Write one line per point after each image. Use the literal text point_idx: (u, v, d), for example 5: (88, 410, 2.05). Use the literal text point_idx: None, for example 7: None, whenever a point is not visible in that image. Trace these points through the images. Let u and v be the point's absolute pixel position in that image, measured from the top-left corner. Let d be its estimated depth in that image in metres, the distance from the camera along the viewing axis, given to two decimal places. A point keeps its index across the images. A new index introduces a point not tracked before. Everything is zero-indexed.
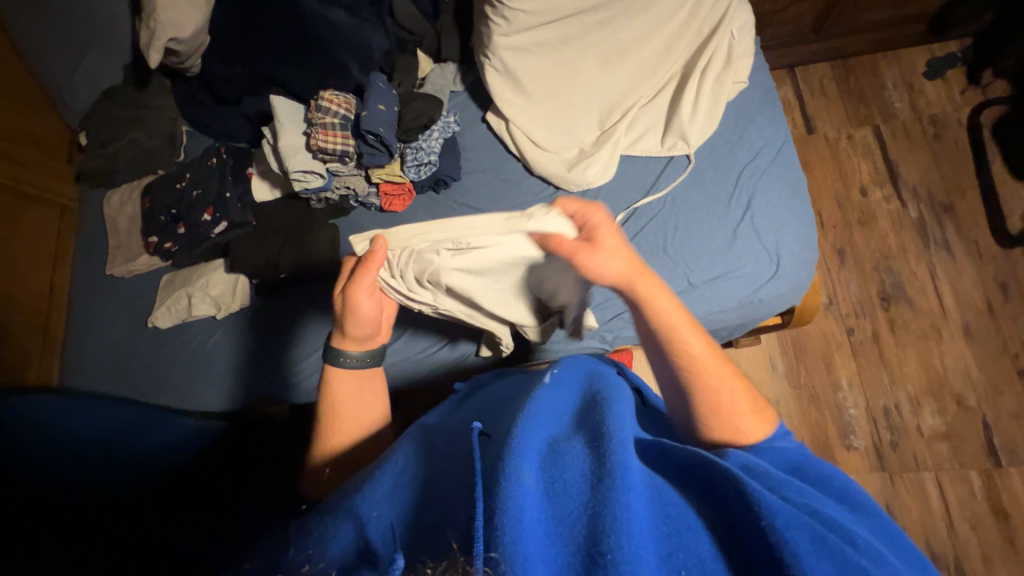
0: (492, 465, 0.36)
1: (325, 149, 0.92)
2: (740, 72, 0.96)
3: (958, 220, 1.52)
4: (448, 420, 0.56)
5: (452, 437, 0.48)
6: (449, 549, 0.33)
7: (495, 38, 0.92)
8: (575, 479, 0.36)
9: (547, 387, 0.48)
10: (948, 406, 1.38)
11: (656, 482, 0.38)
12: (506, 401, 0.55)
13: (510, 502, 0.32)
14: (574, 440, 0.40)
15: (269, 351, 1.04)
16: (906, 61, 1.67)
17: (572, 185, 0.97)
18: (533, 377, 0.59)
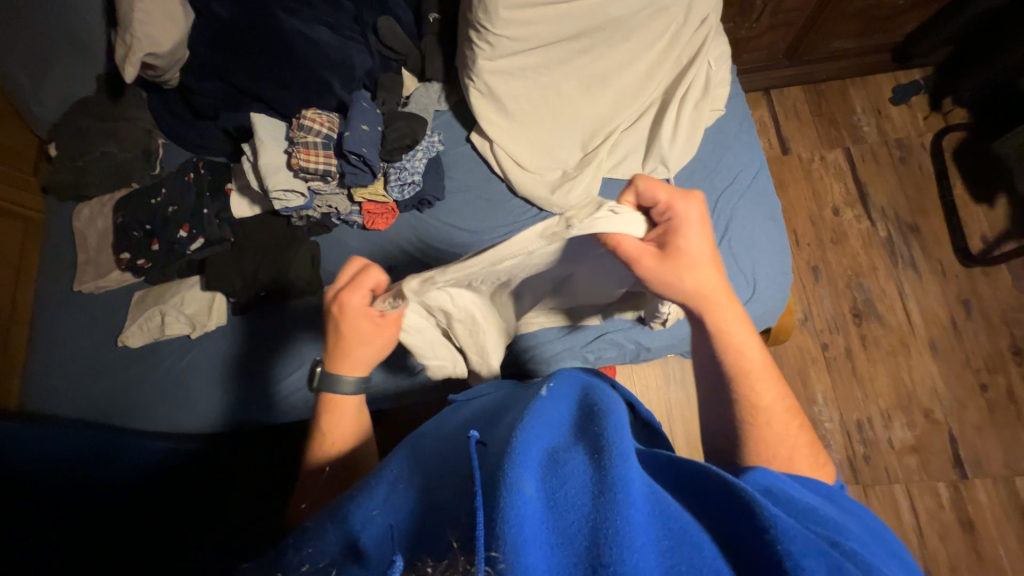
0: (489, 476, 0.34)
1: (306, 168, 0.91)
2: (718, 101, 0.99)
3: (923, 240, 1.59)
4: (438, 433, 0.54)
5: (444, 451, 0.46)
6: (449, 550, 0.32)
7: (480, 61, 0.93)
8: (578, 488, 0.34)
9: (544, 397, 0.46)
10: (917, 419, 1.43)
11: (668, 501, 0.35)
12: (501, 413, 0.53)
13: (510, 513, 0.30)
14: (575, 447, 0.38)
15: (246, 372, 1.00)
16: (872, 87, 1.75)
17: (555, 207, 0.98)
18: (528, 390, 0.56)
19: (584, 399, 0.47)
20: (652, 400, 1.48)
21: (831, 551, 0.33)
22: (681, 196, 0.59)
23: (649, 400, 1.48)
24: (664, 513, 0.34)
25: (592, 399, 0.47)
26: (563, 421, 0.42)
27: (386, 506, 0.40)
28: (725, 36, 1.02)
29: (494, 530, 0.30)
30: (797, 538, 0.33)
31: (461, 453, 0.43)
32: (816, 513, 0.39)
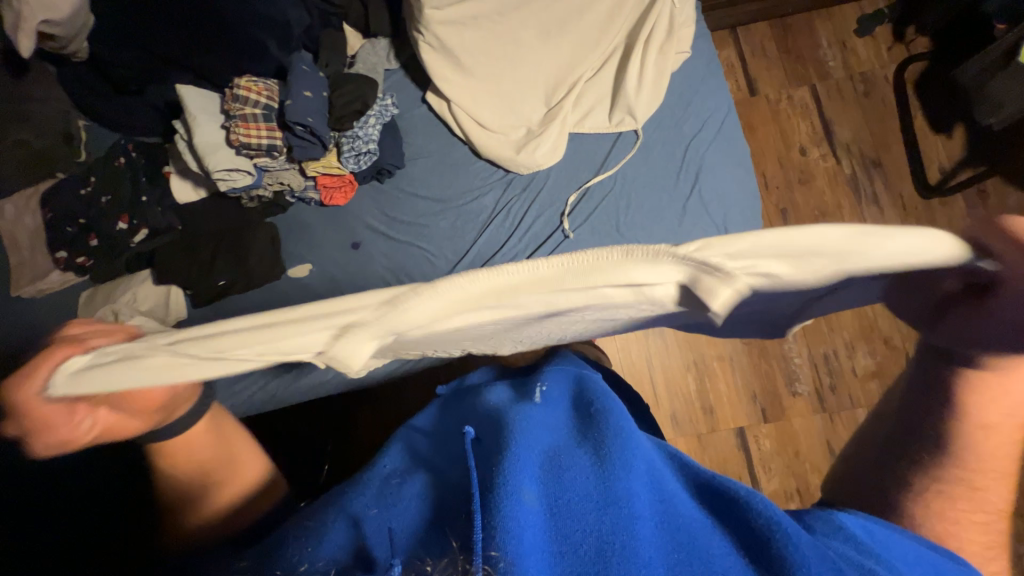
0: (485, 476, 0.34)
1: (248, 145, 0.84)
2: (683, 42, 0.94)
3: (886, 174, 1.62)
4: (432, 426, 0.53)
5: (438, 444, 0.46)
6: (449, 549, 0.32)
7: (427, 11, 0.85)
8: (578, 492, 0.34)
9: (541, 398, 0.47)
10: (878, 347, 1.52)
11: (681, 515, 0.35)
12: (486, 400, 0.52)
13: (511, 524, 0.30)
14: (577, 450, 0.38)
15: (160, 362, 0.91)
16: (838, 19, 1.71)
17: (522, 168, 0.94)
18: (519, 387, 0.56)
19: (579, 399, 0.47)
20: (632, 351, 1.52)
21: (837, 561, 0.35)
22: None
23: (629, 353, 1.52)
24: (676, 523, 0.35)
25: (587, 396, 0.48)
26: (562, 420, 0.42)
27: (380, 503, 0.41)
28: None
29: (489, 531, 0.30)
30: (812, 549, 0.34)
31: (455, 450, 0.42)
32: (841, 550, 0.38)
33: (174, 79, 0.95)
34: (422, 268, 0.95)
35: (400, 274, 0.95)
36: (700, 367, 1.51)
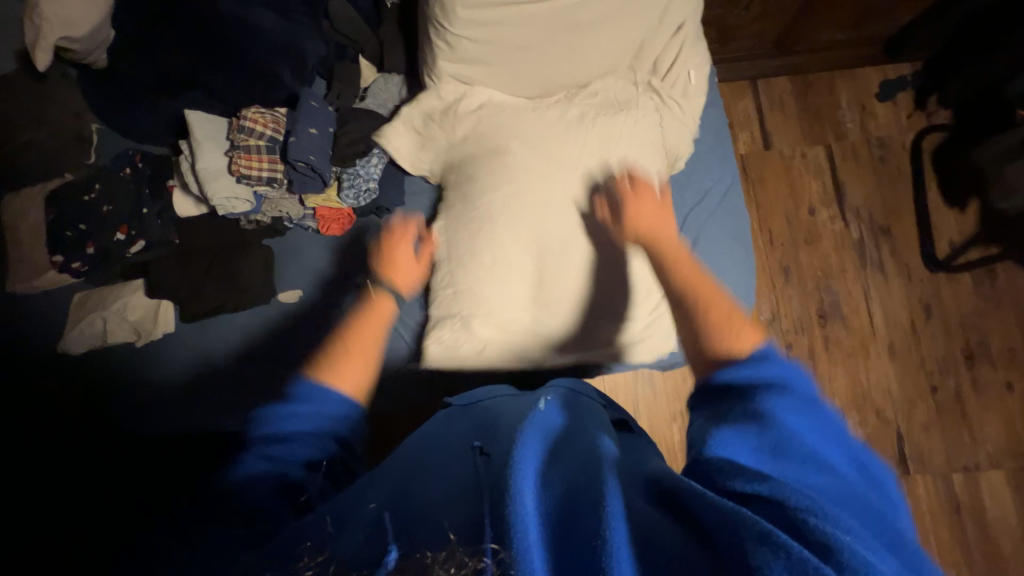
0: (495, 490, 0.45)
1: (248, 176, 0.87)
2: (693, 113, 0.97)
3: (894, 242, 1.61)
4: (445, 438, 0.63)
5: (453, 455, 0.57)
6: (448, 538, 0.42)
7: (440, 62, 0.90)
8: (558, 498, 0.45)
9: (537, 415, 0.58)
10: (869, 418, 1.51)
11: (652, 521, 0.44)
12: (497, 421, 0.63)
13: (515, 522, 0.41)
14: (565, 470, 0.49)
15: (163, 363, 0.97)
16: (861, 81, 1.71)
17: None
18: (522, 403, 0.69)
19: (565, 421, 0.59)
20: (620, 394, 1.50)
21: (761, 521, 0.39)
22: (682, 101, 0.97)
23: (618, 397, 1.50)
24: (644, 515, 0.44)
25: (572, 421, 0.60)
26: (542, 434, 0.54)
27: (405, 496, 0.50)
28: (704, 43, 0.97)
29: (500, 533, 0.40)
30: (734, 512, 0.40)
31: (468, 459, 0.54)
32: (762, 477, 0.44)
33: (186, 98, 0.96)
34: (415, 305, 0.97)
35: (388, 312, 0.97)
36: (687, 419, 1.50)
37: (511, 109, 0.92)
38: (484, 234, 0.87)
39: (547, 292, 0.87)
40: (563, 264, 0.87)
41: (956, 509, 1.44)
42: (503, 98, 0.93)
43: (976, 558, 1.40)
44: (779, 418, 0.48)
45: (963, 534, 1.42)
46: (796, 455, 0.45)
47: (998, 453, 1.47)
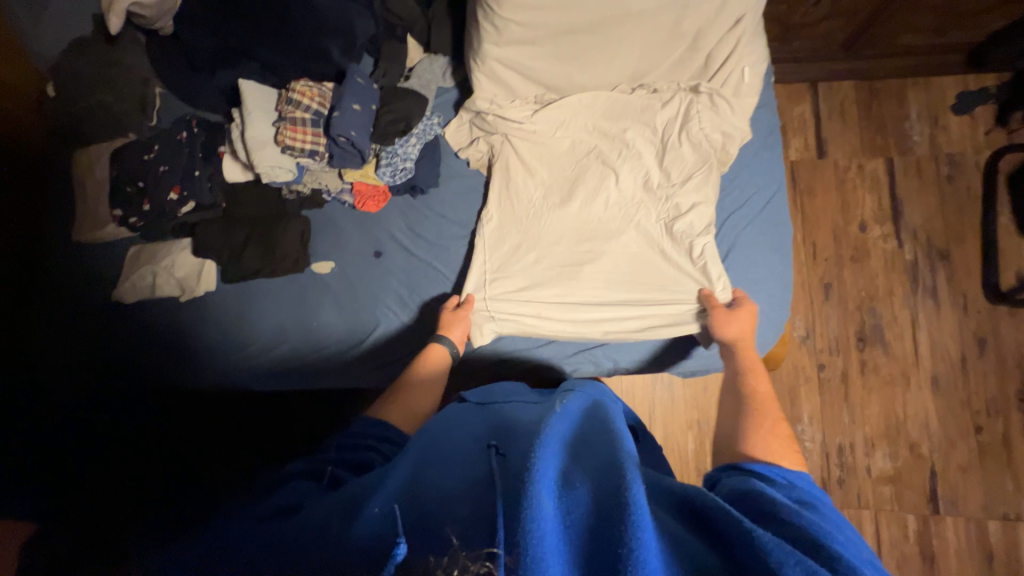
0: (512, 493, 0.46)
1: (292, 147, 0.89)
2: (744, 111, 0.92)
3: (951, 269, 1.50)
4: (456, 434, 0.65)
5: (467, 454, 0.58)
6: (450, 544, 0.42)
7: (485, 46, 0.87)
8: (585, 501, 0.45)
9: (555, 416, 0.59)
10: (901, 451, 1.43)
11: (680, 537, 0.44)
12: (513, 428, 0.64)
13: (532, 527, 0.40)
14: (583, 473, 0.48)
15: (197, 332, 1.04)
16: (935, 91, 1.58)
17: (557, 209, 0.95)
18: (543, 407, 0.70)
19: (584, 420, 0.60)
20: (637, 396, 1.48)
21: (808, 560, 0.40)
22: (734, 95, 0.92)
23: (633, 398, 1.48)
24: (671, 535, 0.44)
25: (591, 422, 0.60)
26: (563, 437, 0.54)
27: (423, 492, 0.50)
28: (763, 38, 0.92)
29: (515, 540, 0.40)
30: (773, 549, 0.41)
31: (483, 457, 0.56)
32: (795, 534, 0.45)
33: (242, 68, 1.00)
34: (439, 287, 0.99)
35: (414, 292, 1.00)
36: (703, 429, 1.47)
37: (574, 116, 0.97)
38: (527, 230, 0.94)
39: (586, 290, 0.92)
40: (603, 266, 0.92)
41: (987, 557, 1.35)
42: (550, 99, 0.98)
43: None
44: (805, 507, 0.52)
45: None
46: (822, 523, 0.48)
47: None
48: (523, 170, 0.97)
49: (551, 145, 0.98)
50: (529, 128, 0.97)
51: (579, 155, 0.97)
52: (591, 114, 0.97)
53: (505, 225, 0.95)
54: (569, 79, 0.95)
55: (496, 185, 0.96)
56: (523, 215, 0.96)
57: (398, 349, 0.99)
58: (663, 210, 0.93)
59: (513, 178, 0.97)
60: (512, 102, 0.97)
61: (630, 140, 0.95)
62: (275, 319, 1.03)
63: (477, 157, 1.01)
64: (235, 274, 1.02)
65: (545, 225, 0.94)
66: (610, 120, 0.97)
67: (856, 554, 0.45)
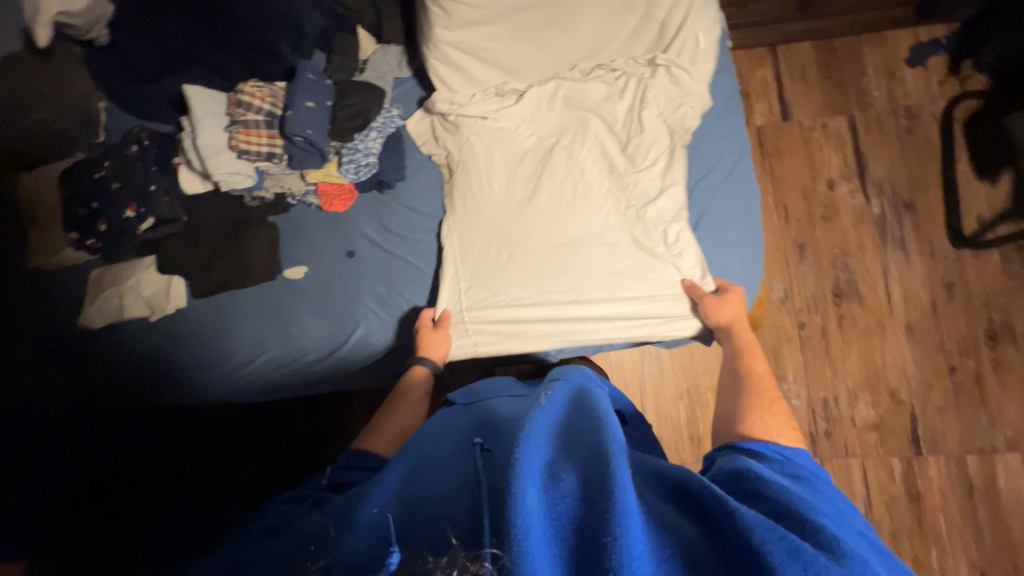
0: (497, 492, 0.46)
1: (247, 152, 0.87)
2: (704, 76, 0.92)
3: (917, 218, 1.54)
4: (443, 436, 0.65)
5: (455, 454, 0.58)
6: (448, 545, 0.44)
7: (436, 30, 0.85)
8: (571, 491, 0.46)
9: (541, 407, 0.59)
10: (882, 399, 1.48)
11: (668, 521, 0.46)
12: (500, 421, 0.64)
13: (518, 522, 0.41)
14: (570, 463, 0.48)
15: (172, 356, 1.01)
16: (890, 45, 1.61)
17: (522, 201, 0.94)
18: (531, 398, 0.70)
19: (571, 408, 0.60)
20: (626, 372, 1.50)
21: (791, 536, 0.42)
22: (694, 61, 0.92)
23: (623, 374, 1.50)
24: (659, 520, 0.46)
25: (578, 408, 0.60)
26: (549, 428, 0.54)
27: (412, 499, 0.51)
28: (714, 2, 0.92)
29: (499, 538, 0.42)
30: (757, 526, 0.43)
31: (470, 455, 0.56)
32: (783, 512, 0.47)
33: (189, 73, 0.96)
34: (416, 282, 0.98)
35: (391, 289, 0.98)
36: (693, 397, 1.49)
37: (534, 111, 0.96)
38: (498, 233, 0.93)
39: (559, 280, 0.91)
40: (579, 264, 0.91)
41: (968, 490, 1.42)
42: (504, 88, 0.96)
43: (987, 538, 1.39)
44: (797, 484, 0.54)
45: (974, 516, 1.40)
46: (812, 499, 0.51)
47: (1017, 435, 1.43)
48: (484, 165, 0.95)
49: (510, 136, 0.96)
50: (485, 123, 0.95)
51: (544, 151, 0.95)
52: (552, 107, 0.95)
53: (471, 223, 0.94)
54: (526, 59, 0.94)
55: (462, 186, 0.95)
56: (488, 211, 0.94)
57: (381, 348, 0.97)
58: (633, 202, 0.92)
59: (475, 175, 0.95)
60: (471, 98, 0.95)
61: (589, 124, 0.94)
62: (253, 330, 1.01)
63: (442, 158, 0.99)
64: (206, 288, 1.00)
65: (510, 220, 0.93)
66: (573, 113, 0.95)
67: (842, 528, 0.47)
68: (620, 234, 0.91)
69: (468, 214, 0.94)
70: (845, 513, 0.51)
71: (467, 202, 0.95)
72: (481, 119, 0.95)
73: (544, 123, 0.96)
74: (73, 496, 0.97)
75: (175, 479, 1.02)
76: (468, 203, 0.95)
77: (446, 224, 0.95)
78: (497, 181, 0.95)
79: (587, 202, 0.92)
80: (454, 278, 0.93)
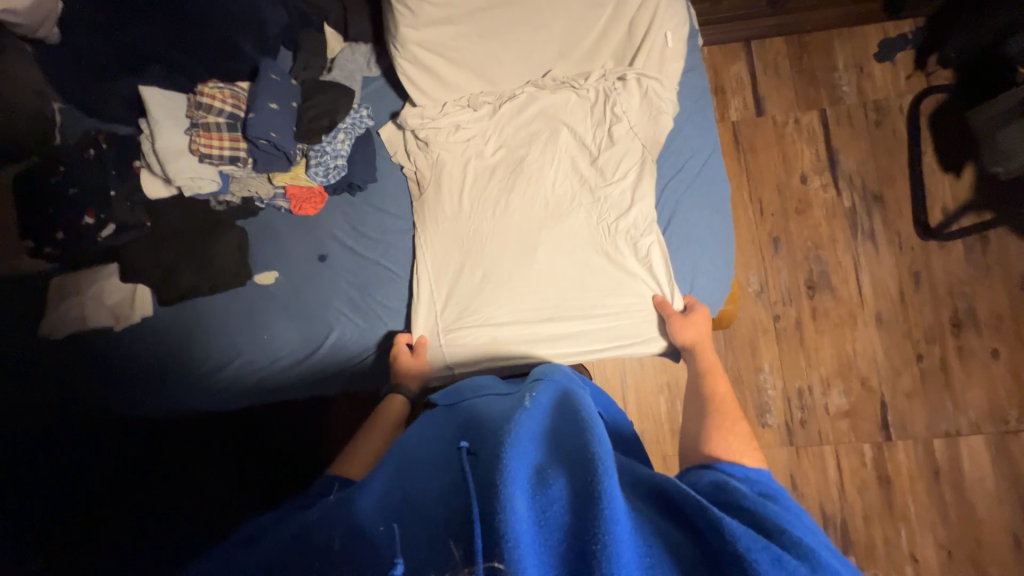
0: (486, 494, 0.46)
1: (208, 155, 0.84)
2: (671, 76, 0.94)
3: (886, 211, 1.58)
4: (426, 438, 0.64)
5: (438, 456, 0.58)
6: (446, 551, 0.44)
7: (402, 30, 0.86)
8: (559, 496, 0.46)
9: (526, 409, 0.58)
10: (853, 386, 1.53)
11: (652, 524, 0.47)
12: (485, 417, 0.63)
13: (509, 532, 0.41)
14: (556, 467, 0.48)
15: (143, 365, 0.98)
16: (859, 40, 1.63)
17: (493, 212, 0.93)
18: (514, 397, 0.70)
19: (555, 409, 0.59)
20: (607, 367, 1.52)
21: (772, 545, 0.44)
22: (660, 61, 0.93)
23: (604, 370, 1.51)
24: (644, 523, 0.46)
25: (562, 408, 0.59)
26: (535, 432, 0.53)
27: (400, 504, 0.51)
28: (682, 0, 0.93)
29: (495, 550, 0.41)
30: (740, 535, 0.44)
31: (455, 456, 0.55)
32: (761, 520, 0.49)
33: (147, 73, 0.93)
34: (390, 286, 0.97)
35: (365, 292, 0.97)
36: (673, 390, 1.51)
37: (505, 123, 0.95)
38: (470, 245, 0.93)
39: (531, 291, 0.91)
40: (552, 281, 0.91)
41: (935, 472, 1.47)
42: (473, 97, 0.96)
43: (952, 517, 1.45)
44: (769, 497, 0.56)
45: (940, 497, 1.46)
46: (785, 511, 0.53)
47: (980, 418, 1.49)
48: (455, 175, 0.95)
49: (480, 145, 0.96)
50: (455, 132, 0.95)
51: (515, 164, 0.94)
52: (522, 120, 0.95)
53: (442, 235, 0.94)
54: (495, 61, 0.94)
55: (432, 197, 0.94)
56: (459, 222, 0.94)
57: (357, 353, 0.96)
58: (605, 217, 0.92)
59: (445, 186, 0.95)
60: (442, 109, 0.95)
61: (560, 131, 0.94)
62: (225, 337, 0.98)
63: (412, 169, 0.97)
64: (175, 295, 0.97)
65: (482, 231, 0.93)
66: (543, 125, 0.94)
67: (815, 538, 0.49)
68: (591, 242, 0.92)
69: (439, 226, 0.94)
70: (813, 524, 0.53)
71: (438, 214, 0.94)
72: (451, 128, 0.95)
73: (514, 131, 0.95)
74: (38, 509, 0.89)
75: (154, 484, 0.98)
76: (439, 214, 0.94)
77: (417, 235, 0.95)
78: (468, 192, 0.94)
79: (559, 211, 0.92)
80: (427, 290, 0.93)
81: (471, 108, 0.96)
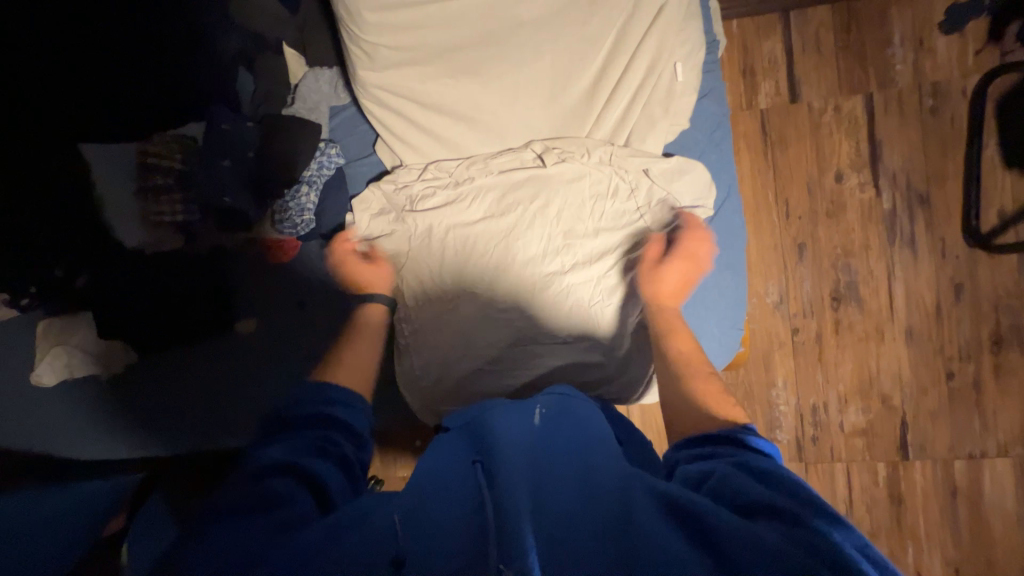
0: (498, 508, 0.46)
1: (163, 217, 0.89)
2: (680, 114, 0.85)
3: (931, 213, 1.41)
4: (437, 452, 0.61)
5: (446, 467, 0.56)
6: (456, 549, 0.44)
7: (359, 72, 0.82)
8: (565, 516, 0.45)
9: (536, 436, 0.58)
10: (873, 405, 1.44)
11: (656, 525, 0.44)
12: (487, 421, 0.63)
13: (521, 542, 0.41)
14: (566, 497, 0.48)
15: (151, 394, 0.96)
16: (921, 8, 1.38)
17: (478, 281, 0.84)
18: (523, 404, 0.67)
19: (567, 438, 0.57)
20: None
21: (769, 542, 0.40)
22: (667, 95, 0.85)
23: None
24: (651, 524, 0.44)
25: (567, 434, 0.59)
26: (541, 459, 0.53)
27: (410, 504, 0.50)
28: (694, 27, 0.84)
29: (506, 552, 0.41)
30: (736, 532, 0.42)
31: (466, 469, 0.54)
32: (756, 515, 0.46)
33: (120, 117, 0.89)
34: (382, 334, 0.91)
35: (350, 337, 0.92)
36: None
37: (488, 185, 0.85)
38: (451, 317, 0.85)
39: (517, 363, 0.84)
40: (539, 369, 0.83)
41: (952, 493, 1.41)
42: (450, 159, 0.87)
43: (964, 537, 1.40)
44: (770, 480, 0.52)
45: (954, 517, 1.41)
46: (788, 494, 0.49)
47: (1009, 440, 1.40)
48: (434, 239, 0.86)
49: (462, 206, 0.85)
50: (435, 194, 0.86)
51: (500, 232, 0.84)
52: (506, 182, 0.85)
53: (423, 303, 0.86)
54: (475, 104, 0.85)
55: (411, 262, 0.86)
56: (439, 290, 0.85)
57: None
58: (600, 305, 0.85)
59: (426, 247, 0.86)
60: (419, 176, 0.87)
61: (551, 189, 0.84)
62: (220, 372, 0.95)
63: (386, 231, 0.88)
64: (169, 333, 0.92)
65: (465, 302, 0.84)
66: (533, 197, 0.84)
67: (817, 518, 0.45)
68: (588, 303, 0.84)
69: (419, 291, 0.86)
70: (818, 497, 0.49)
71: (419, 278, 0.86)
72: (427, 190, 0.86)
73: (501, 189, 0.85)
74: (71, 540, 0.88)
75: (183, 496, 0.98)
76: (421, 279, 0.86)
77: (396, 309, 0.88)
78: (450, 257, 0.85)
79: (550, 277, 0.84)
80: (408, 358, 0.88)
81: (451, 175, 0.87)
